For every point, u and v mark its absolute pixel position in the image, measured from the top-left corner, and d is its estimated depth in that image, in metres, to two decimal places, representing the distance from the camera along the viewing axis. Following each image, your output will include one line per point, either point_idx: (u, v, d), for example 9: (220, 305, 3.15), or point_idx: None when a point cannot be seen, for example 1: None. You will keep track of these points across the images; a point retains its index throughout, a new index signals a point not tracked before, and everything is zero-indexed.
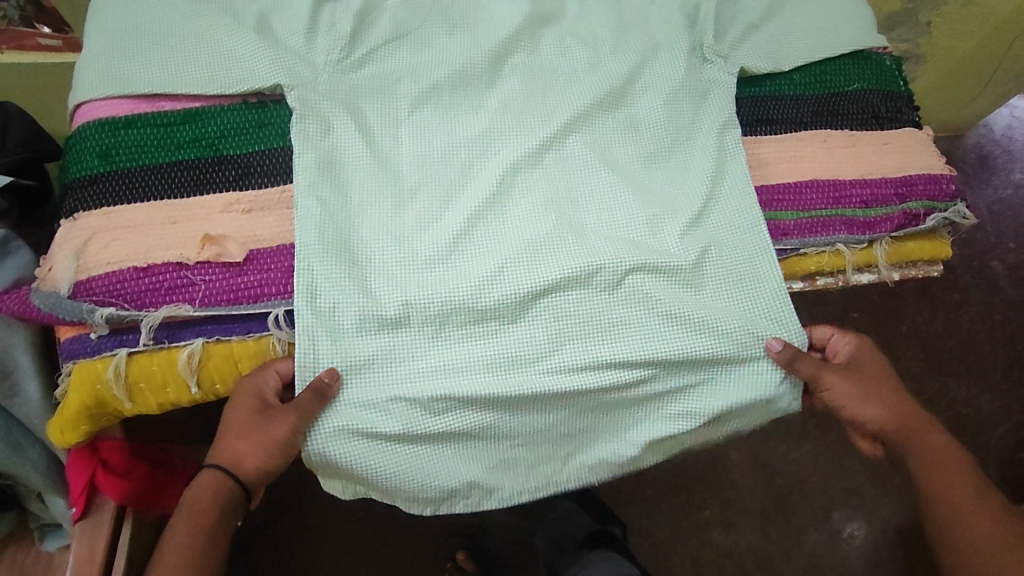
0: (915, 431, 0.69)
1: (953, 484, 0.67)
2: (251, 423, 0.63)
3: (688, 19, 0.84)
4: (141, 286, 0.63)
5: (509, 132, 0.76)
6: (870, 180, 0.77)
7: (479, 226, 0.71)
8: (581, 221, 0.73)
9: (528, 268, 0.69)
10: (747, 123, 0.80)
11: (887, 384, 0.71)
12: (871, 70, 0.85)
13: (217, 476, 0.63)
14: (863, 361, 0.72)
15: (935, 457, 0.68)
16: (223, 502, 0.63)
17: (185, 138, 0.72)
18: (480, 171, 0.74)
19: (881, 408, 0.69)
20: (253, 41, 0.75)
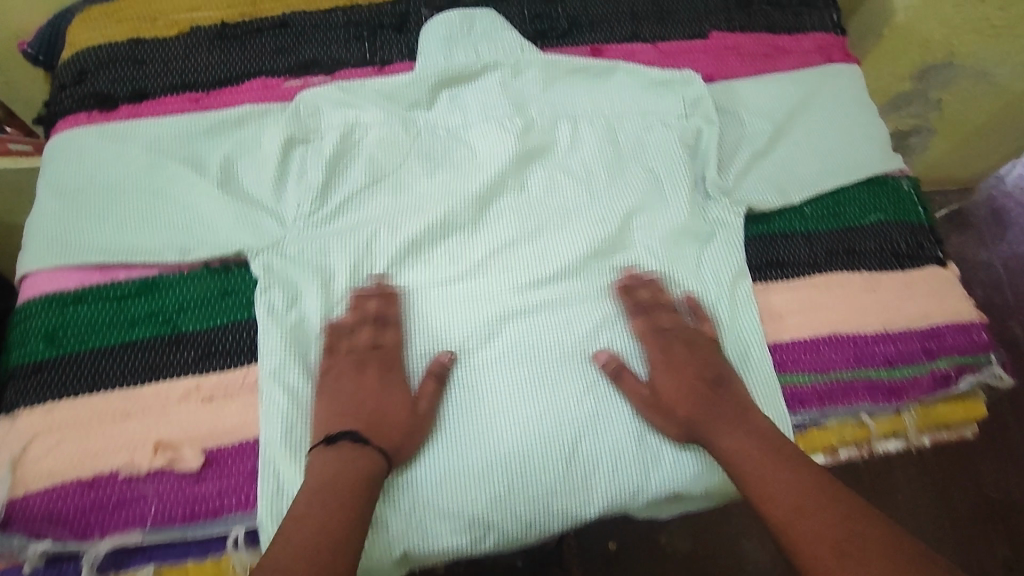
0: (708, 431, 0.63)
1: (783, 477, 0.60)
2: (379, 398, 0.63)
3: (688, 148, 0.78)
4: (85, 505, 0.57)
5: (494, 303, 0.69)
6: (894, 334, 0.71)
7: (470, 421, 0.64)
8: (582, 409, 0.65)
9: (525, 415, 0.65)
10: (755, 267, 0.74)
11: (706, 366, 0.66)
12: (888, 197, 0.79)
13: (346, 449, 0.59)
14: (674, 346, 0.67)
15: (748, 461, 0.61)
16: (359, 483, 0.57)
17: (141, 313, 0.65)
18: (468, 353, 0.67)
19: (676, 415, 0.65)
20: (220, 196, 0.70)
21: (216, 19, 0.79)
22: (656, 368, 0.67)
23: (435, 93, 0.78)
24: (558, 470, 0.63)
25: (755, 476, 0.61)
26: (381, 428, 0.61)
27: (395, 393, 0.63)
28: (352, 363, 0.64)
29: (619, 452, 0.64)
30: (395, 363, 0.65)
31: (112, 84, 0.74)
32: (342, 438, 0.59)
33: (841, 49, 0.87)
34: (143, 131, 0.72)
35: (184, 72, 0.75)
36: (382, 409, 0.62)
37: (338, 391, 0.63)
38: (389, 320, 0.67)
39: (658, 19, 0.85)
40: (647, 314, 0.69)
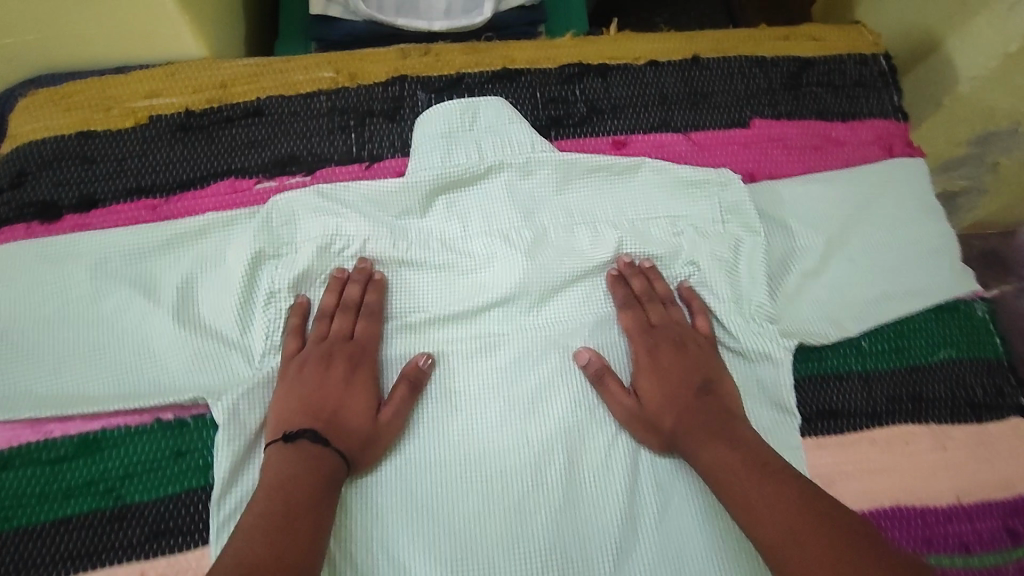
0: (697, 446, 0.56)
1: (769, 510, 0.49)
2: (346, 394, 0.58)
3: (728, 270, 0.66)
4: None
5: (471, 348, 0.63)
6: (969, 508, 0.61)
7: (443, 471, 0.59)
8: (561, 465, 0.60)
9: (512, 435, 0.61)
10: (805, 416, 0.63)
11: (695, 372, 0.61)
12: (959, 327, 0.67)
13: (310, 446, 0.54)
14: (670, 351, 0.62)
15: (732, 474, 0.53)
16: (319, 478, 0.52)
17: (76, 481, 0.56)
18: (439, 399, 0.61)
19: (662, 428, 0.59)
20: (177, 326, 0.60)
21: (180, 106, 0.67)
22: (641, 376, 0.61)
23: (428, 201, 0.66)
24: (532, 527, 0.58)
25: (738, 492, 0.52)
26: (339, 417, 0.57)
27: (364, 390, 0.59)
28: (321, 355, 0.59)
29: (610, 498, 0.59)
30: (366, 356, 0.61)
31: (56, 189, 0.64)
32: (305, 433, 0.54)
33: (902, 138, 0.74)
34: (86, 249, 0.62)
35: (141, 173, 0.65)
36: (347, 409, 0.57)
37: (303, 382, 0.58)
38: (369, 308, 0.62)
39: (692, 105, 0.74)
40: (641, 310, 0.64)
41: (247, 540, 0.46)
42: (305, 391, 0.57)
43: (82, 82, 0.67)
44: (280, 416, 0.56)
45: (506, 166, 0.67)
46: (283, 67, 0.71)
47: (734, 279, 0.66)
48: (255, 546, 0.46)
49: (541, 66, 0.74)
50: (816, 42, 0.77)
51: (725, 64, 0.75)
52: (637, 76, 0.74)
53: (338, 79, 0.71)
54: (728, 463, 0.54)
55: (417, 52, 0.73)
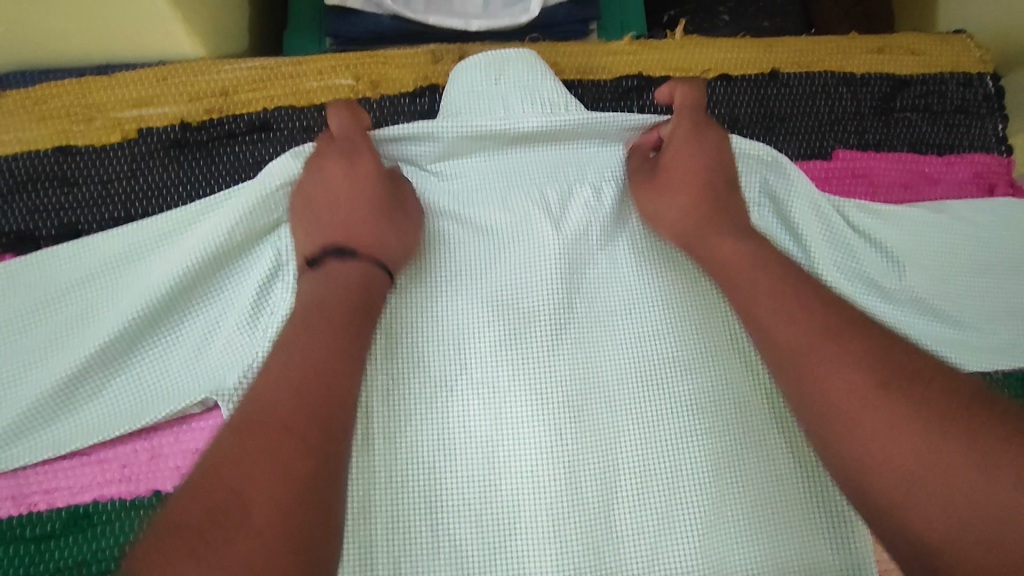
0: (711, 244, 0.51)
1: (797, 322, 0.43)
2: (357, 206, 0.52)
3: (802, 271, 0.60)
4: None
5: (512, 310, 0.53)
6: None
7: (472, 463, 0.50)
8: (604, 454, 0.50)
9: (552, 422, 0.51)
10: None
11: (719, 172, 0.55)
12: None
13: (336, 267, 0.48)
14: (695, 165, 0.55)
15: (752, 281, 0.46)
16: (343, 287, 0.47)
17: (65, 564, 0.49)
18: (469, 372, 0.52)
19: (669, 199, 0.54)
20: (174, 364, 0.53)
21: (173, 117, 0.58)
22: (672, 153, 0.56)
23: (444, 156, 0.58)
24: (562, 525, 0.49)
25: (741, 281, 0.47)
26: (356, 212, 0.51)
27: (399, 223, 0.52)
28: (350, 179, 0.53)
29: (667, 504, 0.49)
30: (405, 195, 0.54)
31: (32, 216, 0.56)
32: (331, 253, 0.48)
33: (1003, 176, 0.66)
34: (61, 269, 0.54)
35: (130, 198, 0.57)
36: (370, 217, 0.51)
37: (340, 203, 0.52)
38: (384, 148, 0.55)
39: (767, 130, 0.65)
40: (655, 163, 0.57)
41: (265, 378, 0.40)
42: (332, 215, 0.51)
43: (58, 84, 0.58)
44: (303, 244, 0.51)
45: (549, 158, 0.59)
46: (292, 72, 0.61)
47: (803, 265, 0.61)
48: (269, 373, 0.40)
49: (594, 78, 0.64)
50: (914, 57, 0.68)
51: (808, 81, 0.66)
52: (707, 93, 0.65)
53: (358, 88, 0.61)
54: (751, 260, 0.48)
55: (451, 55, 0.63)
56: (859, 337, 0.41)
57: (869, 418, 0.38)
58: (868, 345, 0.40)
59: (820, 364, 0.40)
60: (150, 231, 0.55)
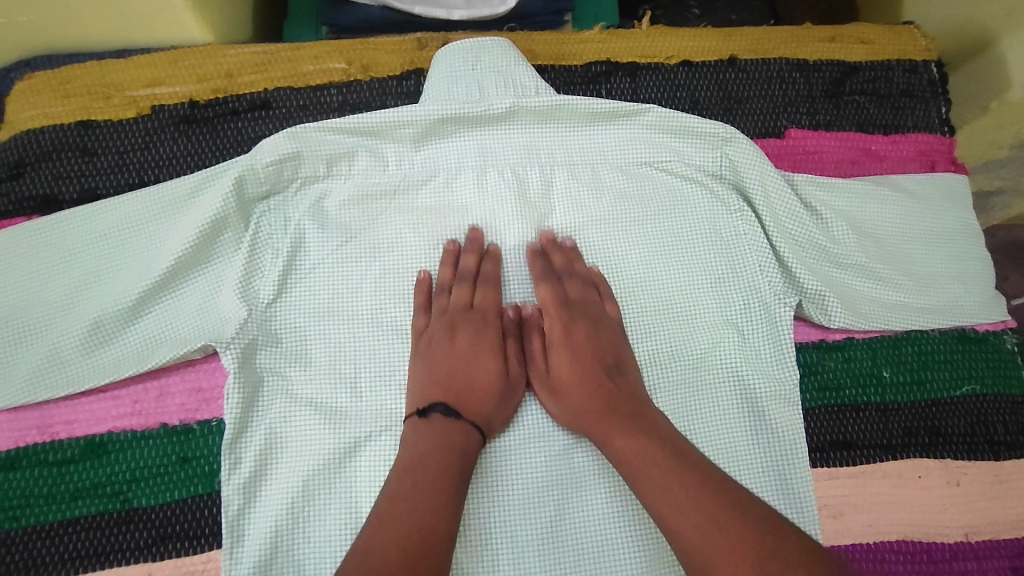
0: (607, 437, 0.55)
1: (673, 496, 0.49)
2: (471, 360, 0.59)
3: (761, 236, 0.67)
4: None
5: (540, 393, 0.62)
6: (978, 544, 0.59)
7: None
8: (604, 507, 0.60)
9: None
10: (818, 446, 0.62)
11: (607, 353, 0.60)
12: (986, 360, 0.65)
13: (443, 421, 0.55)
14: (580, 348, 0.60)
15: (641, 466, 0.52)
16: (454, 449, 0.54)
17: (84, 484, 0.55)
18: (510, 441, 0.61)
19: (565, 401, 0.59)
20: (181, 313, 0.60)
21: (183, 96, 0.65)
22: (554, 349, 0.61)
23: (428, 131, 0.65)
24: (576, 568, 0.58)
25: (650, 483, 0.51)
26: (472, 354, 0.60)
27: (486, 352, 0.60)
28: (446, 326, 0.61)
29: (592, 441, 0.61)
30: (489, 318, 0.62)
31: (56, 181, 0.62)
32: (437, 406, 0.56)
33: (945, 155, 0.72)
34: (79, 226, 0.61)
35: (144, 168, 0.63)
36: (465, 359, 0.59)
37: (435, 353, 0.60)
38: (483, 279, 0.63)
39: (725, 110, 0.71)
40: (555, 284, 0.63)
41: (380, 521, 0.48)
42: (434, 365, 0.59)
43: (80, 66, 0.64)
44: (413, 396, 0.58)
45: (525, 136, 0.67)
46: (292, 56, 0.67)
47: (763, 227, 0.67)
48: (378, 526, 0.48)
49: (566, 63, 0.71)
50: (864, 46, 0.74)
51: (763, 67, 0.72)
52: (669, 77, 0.71)
53: (350, 71, 0.68)
54: (647, 450, 0.53)
55: (436, 42, 0.70)
56: (732, 508, 0.47)
57: (682, 523, 0.48)
58: (704, 513, 0.47)
59: (701, 541, 0.46)
60: (158, 197, 0.61)
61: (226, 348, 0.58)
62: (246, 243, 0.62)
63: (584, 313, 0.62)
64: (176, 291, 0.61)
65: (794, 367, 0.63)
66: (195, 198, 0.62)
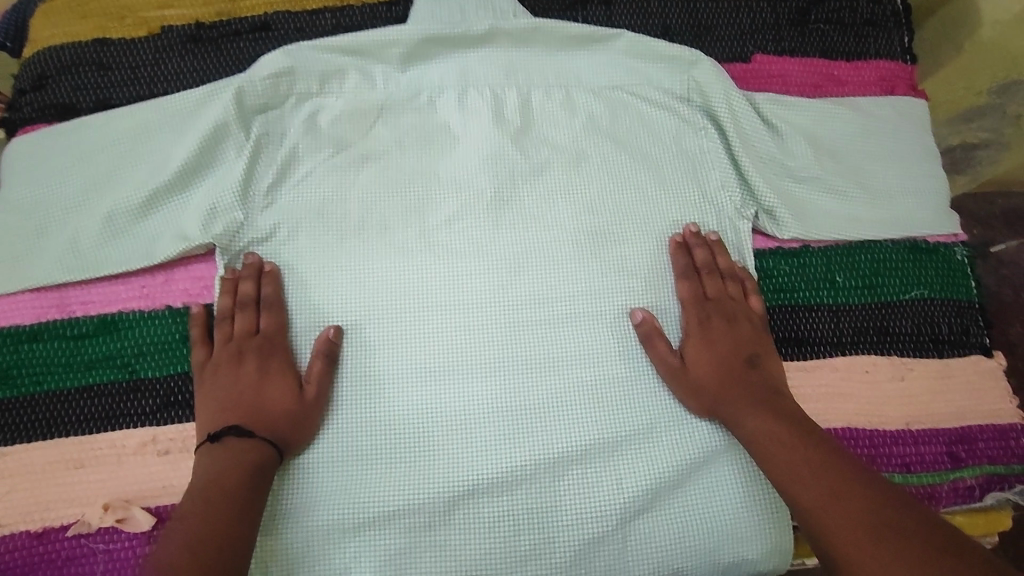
0: (731, 413, 0.60)
1: (802, 478, 0.53)
2: (261, 383, 0.60)
3: (724, 153, 0.71)
4: (33, 559, 0.56)
5: (467, 382, 0.64)
6: (916, 432, 0.63)
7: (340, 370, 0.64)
8: (473, 507, 0.61)
9: (399, 339, 0.65)
10: (772, 342, 0.66)
11: (745, 344, 0.63)
12: (935, 268, 0.69)
13: (231, 445, 0.56)
14: (715, 334, 0.64)
15: (774, 444, 0.56)
16: (248, 468, 0.55)
17: (98, 356, 0.62)
18: (388, 428, 0.63)
19: (692, 387, 0.63)
20: (183, 213, 0.66)
21: (190, 18, 0.71)
22: (690, 341, 0.64)
23: (412, 51, 0.71)
24: (416, 559, 0.59)
25: (781, 463, 0.55)
26: (229, 381, 0.60)
27: (276, 375, 0.61)
28: (229, 356, 0.61)
29: (489, 400, 0.64)
30: (276, 347, 0.62)
31: (75, 93, 0.69)
32: (229, 431, 0.57)
33: (905, 81, 0.76)
34: (96, 132, 0.67)
35: (153, 81, 0.69)
36: (249, 386, 0.60)
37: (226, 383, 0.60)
38: (265, 303, 0.63)
39: (694, 36, 0.75)
40: (699, 281, 0.66)
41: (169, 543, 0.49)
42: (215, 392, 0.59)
43: None
44: (204, 425, 0.58)
45: (503, 56, 0.72)
46: None
47: (726, 144, 0.71)
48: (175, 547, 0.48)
49: None
50: None
51: None
52: (642, 5, 0.75)
53: None
54: (773, 432, 0.57)
55: None
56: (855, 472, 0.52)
57: (824, 513, 0.50)
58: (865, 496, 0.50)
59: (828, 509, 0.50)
60: (165, 107, 0.68)
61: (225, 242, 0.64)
62: (243, 150, 0.68)
63: (735, 301, 0.65)
64: (179, 192, 0.66)
65: (749, 270, 0.68)
66: (199, 109, 0.68)
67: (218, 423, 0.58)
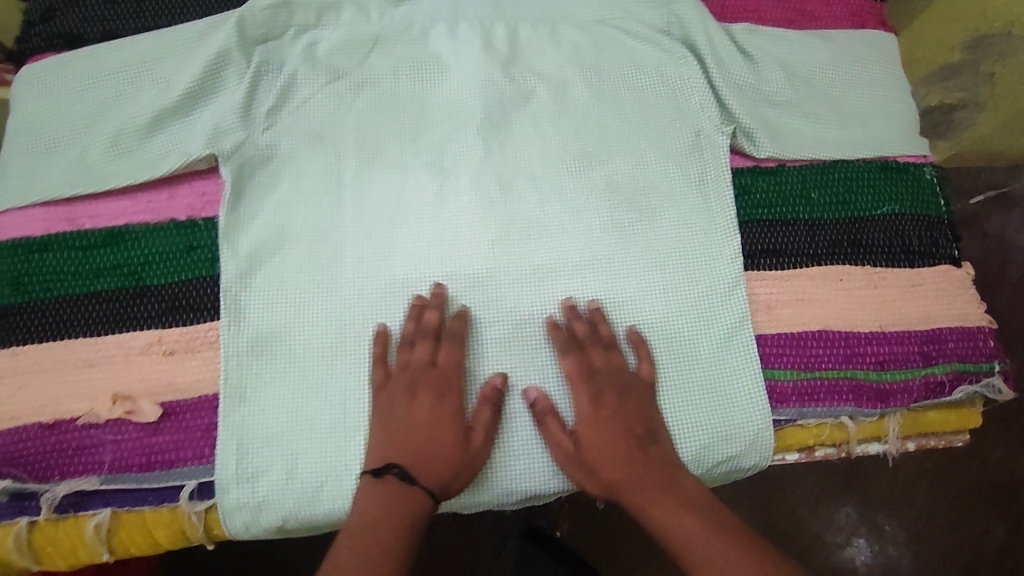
0: (645, 502, 0.59)
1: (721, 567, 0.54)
2: (433, 425, 0.60)
3: (704, 79, 0.74)
4: (44, 449, 0.58)
5: (461, 295, 0.67)
6: (890, 334, 0.66)
7: (343, 271, 0.66)
8: None
9: (389, 246, 0.68)
10: (749, 253, 0.69)
11: (638, 422, 0.62)
12: (906, 186, 0.72)
13: (395, 485, 0.57)
14: (600, 406, 0.62)
15: (692, 541, 0.56)
16: (406, 520, 0.56)
17: (106, 265, 0.65)
18: (375, 337, 0.65)
19: (598, 478, 0.60)
20: (186, 133, 0.68)
21: None
22: (581, 422, 0.62)
23: None
24: None
25: (698, 557, 0.55)
26: (410, 416, 0.60)
27: (449, 418, 0.61)
28: (404, 386, 0.62)
29: (481, 325, 0.66)
30: (451, 384, 0.63)
31: (81, 24, 0.72)
32: (394, 470, 0.57)
33: (875, 16, 0.80)
34: (102, 59, 0.70)
35: (157, 14, 0.73)
36: (425, 424, 0.60)
37: (394, 415, 0.61)
38: (448, 335, 0.64)
39: None
40: (584, 354, 0.64)
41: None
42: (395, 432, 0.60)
43: None
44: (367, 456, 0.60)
45: None
46: None
47: (706, 72, 0.75)
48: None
49: None
50: None
51: None
52: None
53: None
54: (682, 524, 0.57)
55: None
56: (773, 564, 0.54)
57: None
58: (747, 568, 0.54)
59: None
60: (171, 36, 0.71)
61: (227, 159, 0.67)
62: (244, 75, 0.71)
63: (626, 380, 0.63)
64: (183, 114, 0.69)
65: (729, 186, 0.71)
66: (202, 38, 0.71)
67: (383, 458, 0.59)
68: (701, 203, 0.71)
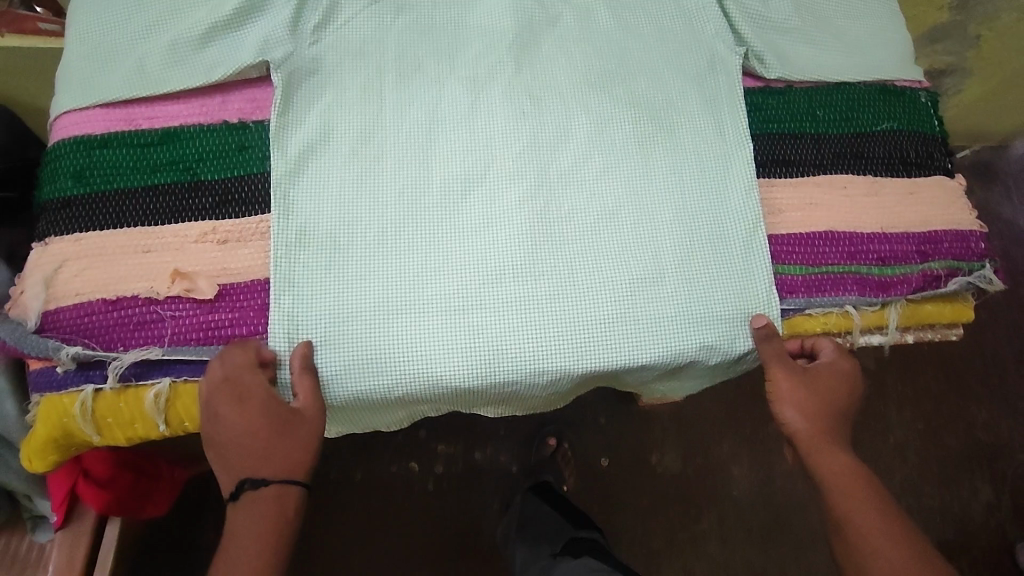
0: (821, 447, 0.66)
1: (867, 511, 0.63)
2: (247, 431, 0.59)
3: (717, 8, 0.80)
4: (110, 321, 0.63)
5: (491, 194, 0.72)
6: (890, 234, 0.72)
7: (383, 168, 0.71)
8: (482, 315, 0.68)
9: (428, 147, 0.73)
10: (761, 163, 0.75)
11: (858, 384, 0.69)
12: (903, 106, 0.79)
13: (255, 492, 0.59)
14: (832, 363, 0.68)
15: (840, 483, 0.64)
16: (284, 514, 0.60)
17: (163, 160, 0.69)
18: (409, 228, 0.69)
19: (801, 410, 0.66)
20: (237, 44, 0.73)
21: None
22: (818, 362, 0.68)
23: None
24: (430, 350, 0.67)
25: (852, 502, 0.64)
26: (226, 435, 0.59)
27: (256, 414, 0.60)
28: (208, 409, 0.60)
29: (510, 220, 0.71)
30: (247, 389, 0.60)
31: None
32: (245, 485, 0.59)
33: None
34: None
35: None
36: (244, 436, 0.59)
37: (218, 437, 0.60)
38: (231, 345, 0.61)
39: None
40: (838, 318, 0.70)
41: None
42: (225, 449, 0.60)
43: None
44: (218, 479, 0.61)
45: None
46: None
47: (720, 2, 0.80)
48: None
49: None
50: None
51: None
52: None
53: None
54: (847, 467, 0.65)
55: None
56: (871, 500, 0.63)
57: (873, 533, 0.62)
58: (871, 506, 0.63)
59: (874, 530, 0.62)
60: None
61: (276, 67, 0.71)
62: None
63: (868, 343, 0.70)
64: (232, 27, 0.73)
65: (742, 103, 0.77)
66: None
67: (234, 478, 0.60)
68: (716, 118, 0.76)
